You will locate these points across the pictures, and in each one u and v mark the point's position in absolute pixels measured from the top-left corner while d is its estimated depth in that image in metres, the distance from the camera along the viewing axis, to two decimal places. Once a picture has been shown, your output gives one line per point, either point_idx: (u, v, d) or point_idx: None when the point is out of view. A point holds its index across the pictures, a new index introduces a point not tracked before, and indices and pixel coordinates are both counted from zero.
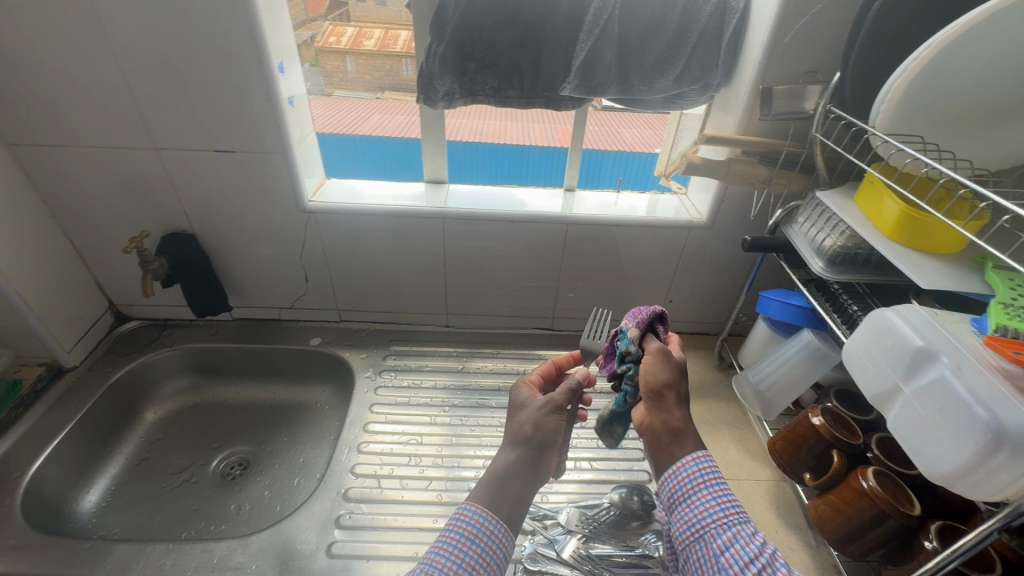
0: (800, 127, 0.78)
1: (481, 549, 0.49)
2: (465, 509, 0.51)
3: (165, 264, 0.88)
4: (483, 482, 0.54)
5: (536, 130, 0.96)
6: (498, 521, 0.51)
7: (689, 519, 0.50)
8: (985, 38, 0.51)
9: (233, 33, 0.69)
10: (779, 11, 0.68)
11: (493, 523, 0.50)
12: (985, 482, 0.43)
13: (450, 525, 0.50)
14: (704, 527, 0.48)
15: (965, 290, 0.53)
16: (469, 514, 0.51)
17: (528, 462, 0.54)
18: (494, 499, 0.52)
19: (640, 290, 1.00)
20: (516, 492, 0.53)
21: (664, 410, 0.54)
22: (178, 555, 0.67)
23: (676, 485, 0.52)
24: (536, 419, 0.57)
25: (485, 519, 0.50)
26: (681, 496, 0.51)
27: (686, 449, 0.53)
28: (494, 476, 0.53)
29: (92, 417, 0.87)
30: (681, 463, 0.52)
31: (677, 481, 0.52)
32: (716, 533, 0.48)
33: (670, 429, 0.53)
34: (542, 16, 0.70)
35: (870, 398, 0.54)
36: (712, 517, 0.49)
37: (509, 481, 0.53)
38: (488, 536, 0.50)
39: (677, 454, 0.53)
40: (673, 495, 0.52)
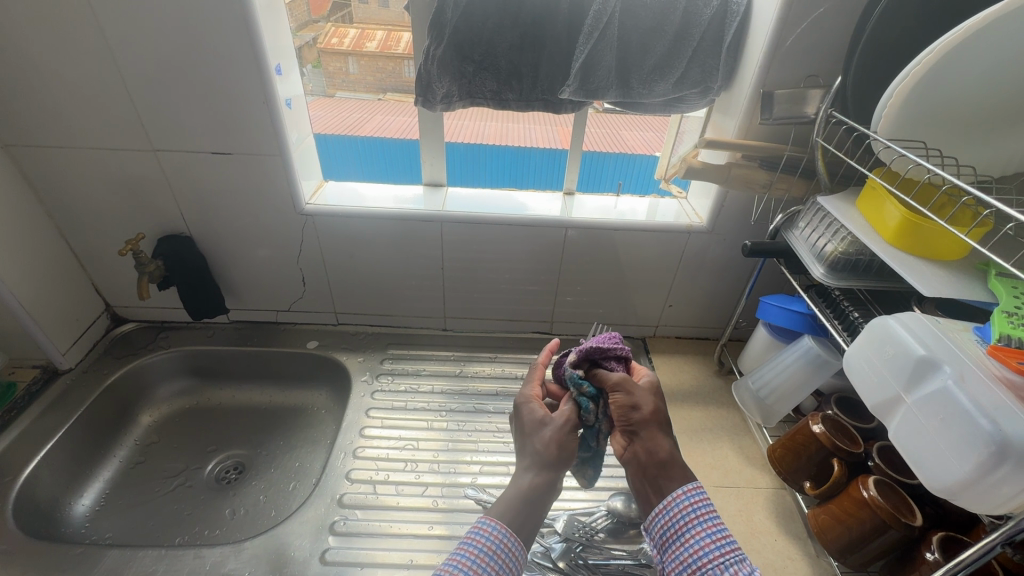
0: (801, 132, 0.77)
1: (498, 564, 0.48)
2: (485, 523, 0.50)
3: (161, 266, 0.87)
4: (504, 502, 0.53)
5: (537, 132, 0.96)
6: (517, 539, 0.50)
7: (684, 558, 0.49)
8: (989, 43, 0.50)
9: (230, 35, 0.69)
10: (781, 14, 0.67)
11: (511, 541, 0.50)
12: (989, 495, 0.42)
13: (468, 538, 0.49)
14: (700, 567, 0.48)
15: (968, 297, 0.52)
16: (489, 528, 0.50)
17: (551, 484, 0.54)
18: (516, 520, 0.51)
19: (640, 294, 1.00)
20: (536, 516, 0.53)
21: (643, 445, 0.56)
22: (170, 561, 0.66)
23: (668, 521, 0.52)
24: (560, 441, 0.56)
25: (505, 535, 0.50)
26: (674, 533, 0.51)
27: (674, 483, 0.54)
28: (517, 499, 0.53)
29: (86, 420, 0.86)
30: (672, 497, 0.53)
31: (669, 518, 0.52)
32: (713, 573, 0.47)
33: (655, 460, 0.55)
34: (541, 20, 0.70)
35: (871, 407, 0.53)
36: (707, 557, 0.48)
37: (533, 503, 0.53)
38: (506, 553, 0.49)
39: (666, 488, 0.54)
40: (667, 533, 0.52)
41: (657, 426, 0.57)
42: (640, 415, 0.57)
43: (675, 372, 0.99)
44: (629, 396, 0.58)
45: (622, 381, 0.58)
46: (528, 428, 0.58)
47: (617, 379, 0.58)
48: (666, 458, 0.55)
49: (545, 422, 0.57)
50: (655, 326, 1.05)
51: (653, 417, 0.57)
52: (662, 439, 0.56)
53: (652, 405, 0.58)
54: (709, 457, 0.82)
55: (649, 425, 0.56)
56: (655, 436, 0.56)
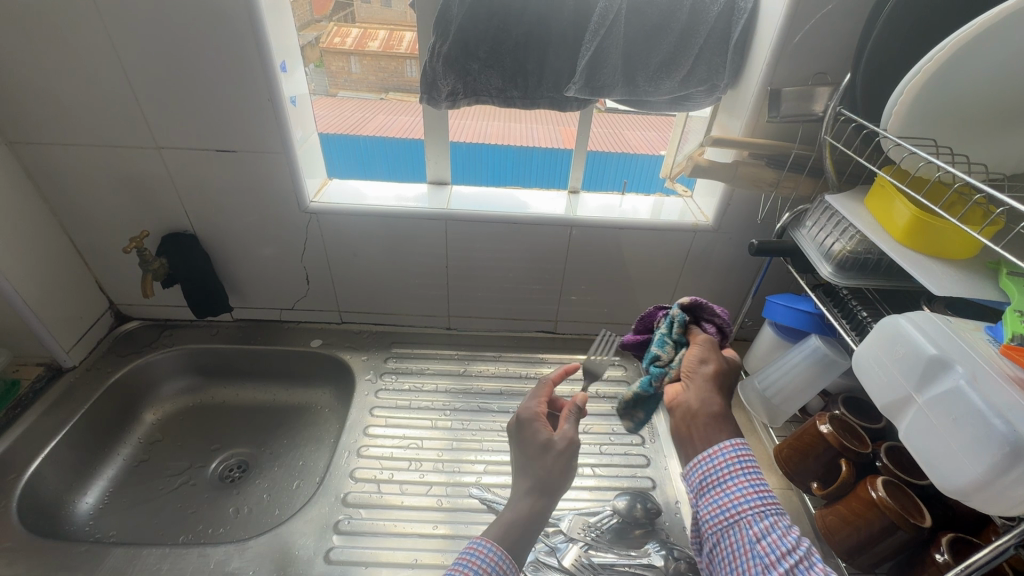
0: (808, 130, 0.76)
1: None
2: (480, 543, 0.50)
3: (165, 264, 0.87)
4: (504, 529, 0.52)
5: (539, 132, 0.98)
6: (511, 561, 0.50)
7: (723, 503, 0.47)
8: (1002, 39, 0.50)
9: (237, 32, 0.69)
10: (788, 11, 0.67)
11: (505, 562, 0.49)
12: (1002, 496, 0.42)
13: (462, 558, 0.49)
14: (738, 514, 0.46)
15: (979, 297, 0.52)
16: (484, 549, 0.50)
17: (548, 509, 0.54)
18: (515, 545, 0.51)
19: (645, 293, 0.99)
20: (531, 539, 0.53)
21: (702, 393, 0.52)
22: (174, 559, 0.66)
23: (711, 468, 0.49)
24: (563, 465, 0.55)
25: (499, 557, 0.50)
26: (715, 480, 0.49)
27: (722, 435, 0.51)
28: (516, 524, 0.52)
29: (90, 417, 0.86)
30: (719, 447, 0.50)
31: (714, 464, 0.49)
32: (753, 519, 0.45)
33: (706, 411, 0.51)
34: (549, 16, 0.69)
35: (882, 407, 0.53)
36: (748, 504, 0.47)
37: (531, 530, 0.53)
38: (499, 574, 0.49)
39: (712, 438, 0.51)
40: (706, 480, 0.49)
41: (720, 384, 0.53)
42: (706, 370, 0.54)
43: None
44: (707, 351, 0.56)
45: (707, 341, 0.57)
46: (527, 450, 0.57)
47: (707, 338, 0.57)
48: (718, 413, 0.51)
49: (546, 448, 0.56)
50: None
51: (721, 376, 0.54)
52: (718, 397, 0.53)
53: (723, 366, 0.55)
54: None
55: (712, 383, 0.53)
56: (712, 391, 0.53)
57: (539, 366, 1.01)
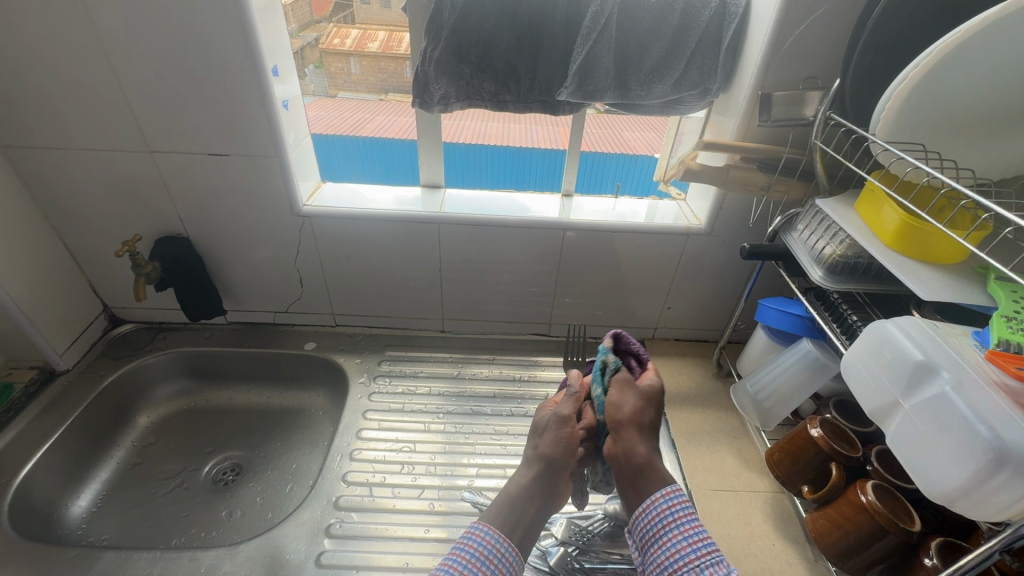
0: (799, 134, 0.77)
1: (491, 571, 0.49)
2: (478, 529, 0.51)
3: (158, 267, 0.87)
4: (496, 503, 0.54)
5: (539, 132, 0.95)
6: (510, 544, 0.51)
7: (661, 561, 0.50)
8: (989, 46, 0.50)
9: (230, 37, 0.69)
10: (778, 16, 0.67)
11: (504, 547, 0.50)
12: (988, 502, 0.42)
13: (461, 543, 0.50)
14: (676, 570, 0.49)
15: (966, 301, 0.52)
16: (482, 534, 0.51)
17: (546, 487, 0.55)
18: (506, 521, 0.52)
19: (639, 296, 0.99)
20: (527, 520, 0.53)
21: (625, 445, 0.55)
22: (165, 564, 0.66)
23: (647, 524, 0.53)
24: (557, 441, 0.56)
25: (496, 540, 0.50)
26: (652, 536, 0.52)
27: (653, 486, 0.54)
28: (507, 499, 0.54)
29: (83, 421, 0.86)
30: (650, 500, 0.53)
31: (648, 521, 0.53)
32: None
33: (631, 463, 0.54)
34: (540, 19, 0.69)
35: (869, 412, 0.53)
36: (683, 560, 0.49)
37: (523, 503, 0.53)
38: (498, 559, 0.50)
39: (645, 492, 0.54)
40: (647, 535, 0.52)
41: (636, 429, 0.56)
42: (624, 414, 0.56)
43: (672, 374, 0.98)
44: (619, 395, 0.58)
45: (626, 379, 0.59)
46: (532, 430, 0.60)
47: (624, 377, 0.59)
48: (641, 463, 0.54)
49: (541, 428, 0.58)
50: (654, 328, 1.05)
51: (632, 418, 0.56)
52: (642, 441, 0.56)
53: (632, 406, 0.57)
54: (707, 461, 0.82)
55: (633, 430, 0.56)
56: (633, 438, 0.55)
57: (534, 369, 1.01)
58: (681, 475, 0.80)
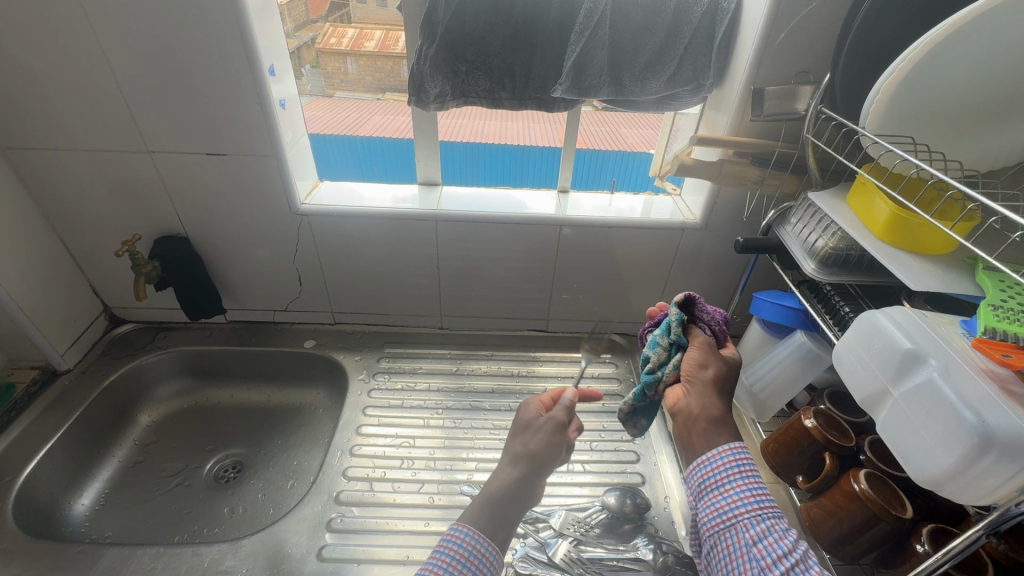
0: (792, 128, 0.77)
1: (471, 571, 0.48)
2: (458, 530, 0.50)
3: (157, 267, 0.87)
4: (476, 501, 0.54)
5: (537, 131, 0.96)
6: (491, 544, 0.50)
7: (721, 506, 0.50)
8: (976, 37, 0.50)
9: (226, 37, 0.69)
10: (770, 11, 0.67)
11: (484, 545, 0.50)
12: (974, 486, 0.42)
13: (442, 545, 0.49)
14: (735, 517, 0.49)
15: (955, 291, 0.53)
16: (461, 535, 0.50)
17: (525, 488, 0.55)
18: (488, 523, 0.52)
19: (635, 291, 1.00)
20: (506, 521, 0.53)
21: (704, 396, 0.54)
22: (168, 559, 0.67)
23: (709, 472, 0.52)
24: (545, 441, 0.58)
25: (475, 540, 0.50)
26: (713, 483, 0.51)
27: (722, 438, 0.53)
28: (489, 497, 0.54)
29: (85, 420, 0.87)
30: (718, 449, 0.53)
31: (712, 469, 0.52)
32: (749, 522, 0.48)
33: (706, 415, 0.54)
34: (534, 17, 0.70)
35: (860, 400, 0.54)
36: (745, 508, 0.49)
37: (507, 500, 0.54)
38: (478, 558, 0.49)
39: (712, 441, 0.53)
40: (706, 482, 0.52)
41: (719, 389, 0.55)
42: (708, 374, 0.55)
43: None
44: (706, 355, 0.57)
45: (707, 343, 0.58)
46: (517, 428, 0.61)
47: (704, 338, 0.58)
48: (718, 417, 0.54)
49: (524, 429, 0.60)
50: None
51: (718, 378, 0.55)
52: (719, 401, 0.55)
53: (722, 368, 0.56)
54: None
55: (713, 386, 0.55)
56: (713, 395, 0.55)
57: (531, 365, 1.01)
58: (676, 468, 0.81)
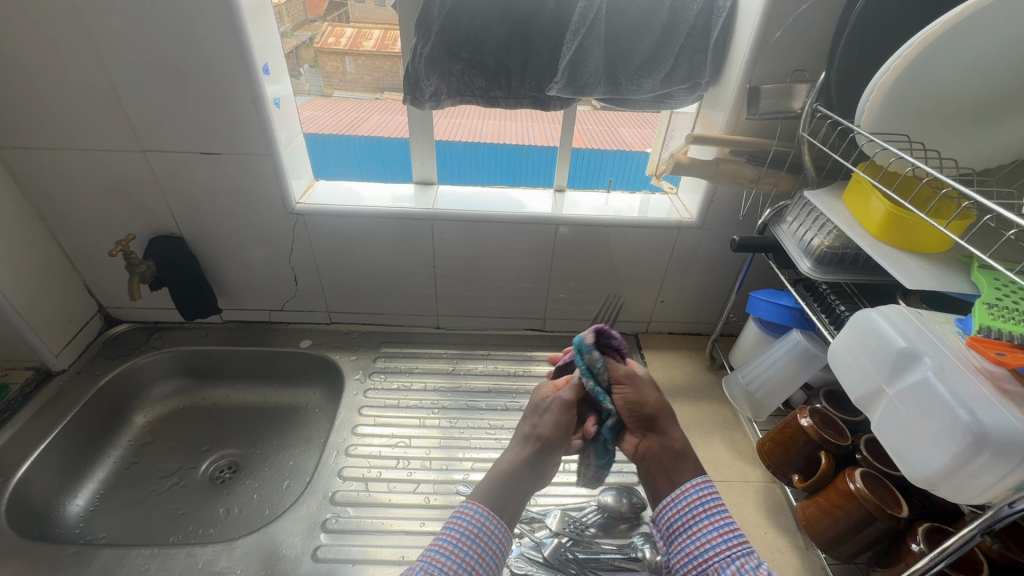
0: (787, 127, 0.77)
1: (481, 549, 0.50)
2: (467, 507, 0.52)
3: (152, 267, 0.87)
4: (487, 479, 0.55)
5: (535, 130, 0.97)
6: (499, 522, 0.52)
7: (690, 551, 0.51)
8: (971, 34, 0.50)
9: (219, 35, 0.69)
10: (765, 9, 0.67)
11: (493, 523, 0.51)
12: (968, 485, 0.42)
13: (451, 522, 0.51)
14: (706, 561, 0.50)
15: (951, 290, 0.52)
16: (471, 512, 0.52)
17: (534, 467, 0.56)
18: (495, 499, 0.53)
19: (632, 290, 1.00)
20: (516, 499, 0.54)
21: (661, 434, 0.59)
22: (163, 559, 0.67)
23: (676, 515, 0.54)
24: (557, 423, 0.58)
25: (485, 518, 0.51)
26: (681, 527, 0.53)
27: (686, 474, 0.56)
28: (499, 475, 0.55)
29: (80, 420, 0.86)
30: (681, 490, 0.55)
31: (678, 511, 0.54)
32: (720, 566, 0.49)
33: (670, 451, 0.58)
34: (529, 15, 0.70)
35: (855, 399, 0.54)
36: (714, 550, 0.50)
37: (516, 480, 0.55)
38: (488, 536, 0.51)
39: (678, 480, 0.56)
40: (674, 525, 0.54)
41: (667, 418, 0.60)
42: (650, 407, 0.60)
43: (666, 368, 0.99)
44: (637, 388, 0.61)
45: (626, 372, 0.62)
46: (528, 409, 0.61)
47: (624, 371, 0.62)
48: (679, 449, 0.58)
49: (540, 407, 0.60)
50: (647, 322, 1.06)
51: (659, 408, 0.60)
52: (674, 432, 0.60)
53: (656, 397, 0.61)
54: (701, 451, 0.83)
55: (659, 418, 0.60)
56: (667, 429, 0.59)
57: (528, 364, 1.01)
58: None
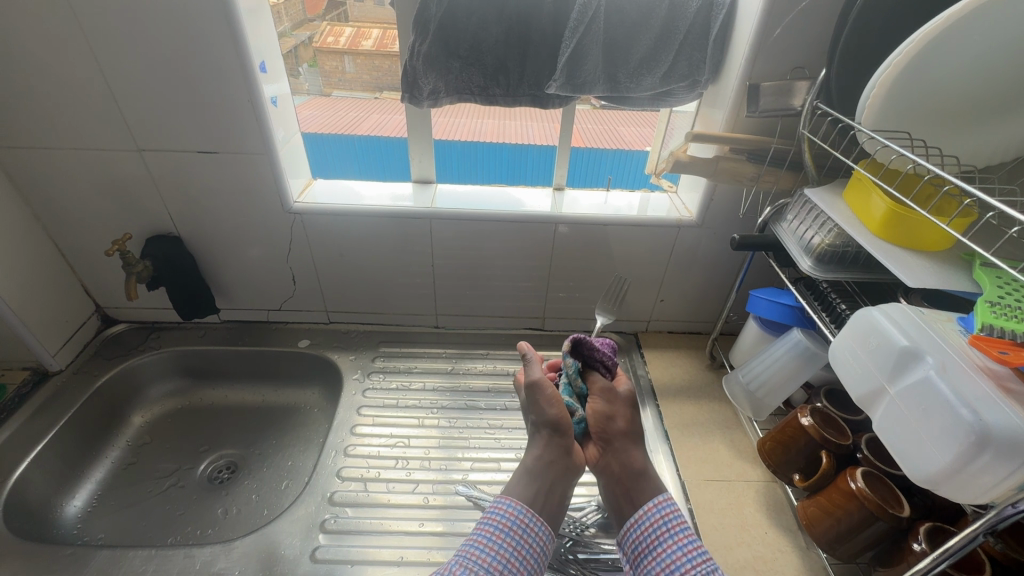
0: (787, 125, 0.77)
1: (516, 541, 0.50)
2: (501, 502, 0.53)
3: (149, 266, 0.86)
4: (515, 477, 0.56)
5: (535, 129, 0.96)
6: (534, 514, 0.52)
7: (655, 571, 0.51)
8: (973, 30, 0.50)
9: (215, 33, 0.68)
10: (765, 7, 0.67)
11: (528, 516, 0.52)
12: (971, 485, 0.42)
13: (484, 518, 0.51)
14: None
15: (952, 288, 0.52)
16: (505, 507, 0.52)
17: (561, 452, 0.57)
18: (527, 492, 0.54)
19: (631, 289, 1.00)
20: (552, 485, 0.55)
21: (620, 452, 0.59)
22: (160, 561, 0.67)
23: (640, 536, 0.54)
24: (548, 405, 0.58)
25: (520, 511, 0.52)
26: (646, 548, 0.53)
27: (646, 495, 0.56)
28: (527, 471, 0.55)
29: (77, 421, 0.86)
30: (644, 510, 0.55)
31: (641, 532, 0.54)
32: None
33: (629, 470, 0.58)
34: (528, 13, 0.69)
35: (857, 399, 0.53)
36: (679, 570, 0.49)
37: (542, 473, 0.55)
38: (523, 528, 0.51)
39: (639, 501, 0.56)
40: (639, 547, 0.53)
41: (631, 439, 0.60)
42: (616, 426, 0.61)
43: (666, 367, 0.99)
44: (608, 405, 0.62)
45: (604, 389, 0.63)
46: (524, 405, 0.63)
47: (601, 385, 0.63)
48: (640, 470, 0.58)
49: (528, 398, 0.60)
50: (647, 321, 1.05)
51: (627, 429, 0.61)
52: (635, 451, 0.60)
53: (628, 417, 0.61)
54: (701, 451, 0.82)
55: (624, 436, 0.60)
56: (629, 447, 0.60)
57: None
58: (674, 466, 0.80)
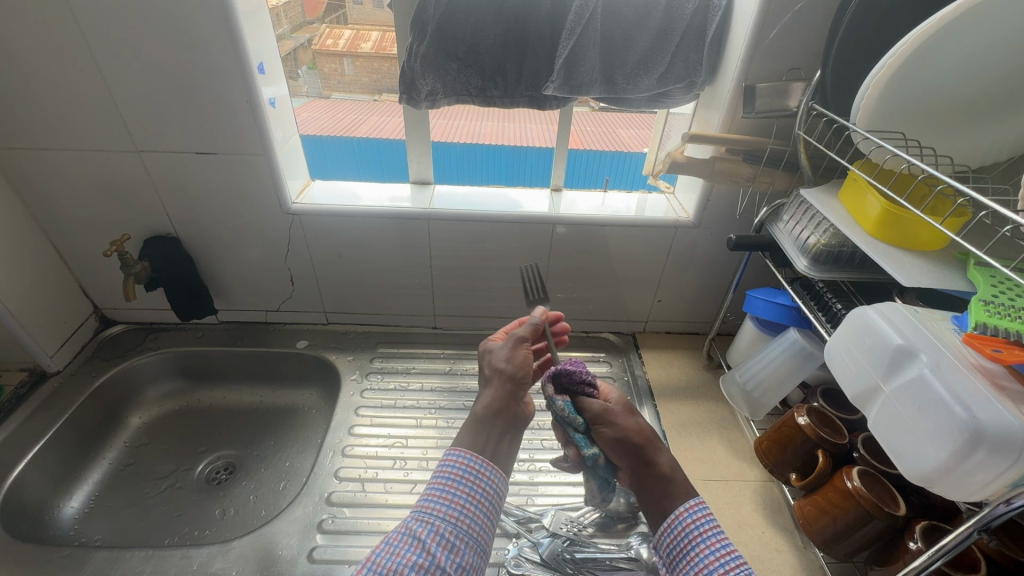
0: (783, 126, 0.77)
1: (470, 489, 0.50)
2: (452, 453, 0.53)
3: (147, 267, 0.86)
4: (466, 427, 0.55)
5: (533, 129, 0.96)
6: (484, 460, 0.53)
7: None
8: (965, 30, 0.50)
9: (212, 33, 0.69)
10: (760, 9, 0.67)
11: (480, 464, 0.52)
12: (965, 483, 0.42)
13: (439, 468, 0.52)
14: None
15: (948, 288, 0.52)
16: (457, 457, 0.52)
17: (509, 399, 0.57)
18: (478, 441, 0.54)
19: (629, 289, 1.00)
20: (498, 431, 0.55)
21: (648, 457, 0.57)
22: (157, 561, 0.66)
23: (673, 540, 0.51)
24: (514, 359, 0.60)
25: (471, 460, 0.52)
26: (680, 552, 0.51)
27: (678, 500, 0.54)
28: (477, 418, 0.55)
29: (74, 422, 0.86)
30: (676, 512, 0.52)
31: (674, 537, 0.51)
32: None
33: (656, 473, 0.56)
34: (524, 14, 0.69)
35: (850, 397, 0.53)
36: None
37: (491, 421, 0.55)
38: (476, 476, 0.51)
39: (671, 507, 0.54)
40: (673, 551, 0.51)
41: (651, 444, 0.58)
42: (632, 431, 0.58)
43: (664, 367, 0.99)
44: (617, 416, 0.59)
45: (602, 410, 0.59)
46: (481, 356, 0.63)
47: (598, 409, 0.58)
48: (666, 473, 0.56)
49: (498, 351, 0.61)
50: (645, 321, 1.06)
51: (644, 433, 0.58)
52: (660, 454, 0.57)
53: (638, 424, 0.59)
54: (697, 449, 0.83)
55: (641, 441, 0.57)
56: (654, 451, 0.57)
57: None
58: None
